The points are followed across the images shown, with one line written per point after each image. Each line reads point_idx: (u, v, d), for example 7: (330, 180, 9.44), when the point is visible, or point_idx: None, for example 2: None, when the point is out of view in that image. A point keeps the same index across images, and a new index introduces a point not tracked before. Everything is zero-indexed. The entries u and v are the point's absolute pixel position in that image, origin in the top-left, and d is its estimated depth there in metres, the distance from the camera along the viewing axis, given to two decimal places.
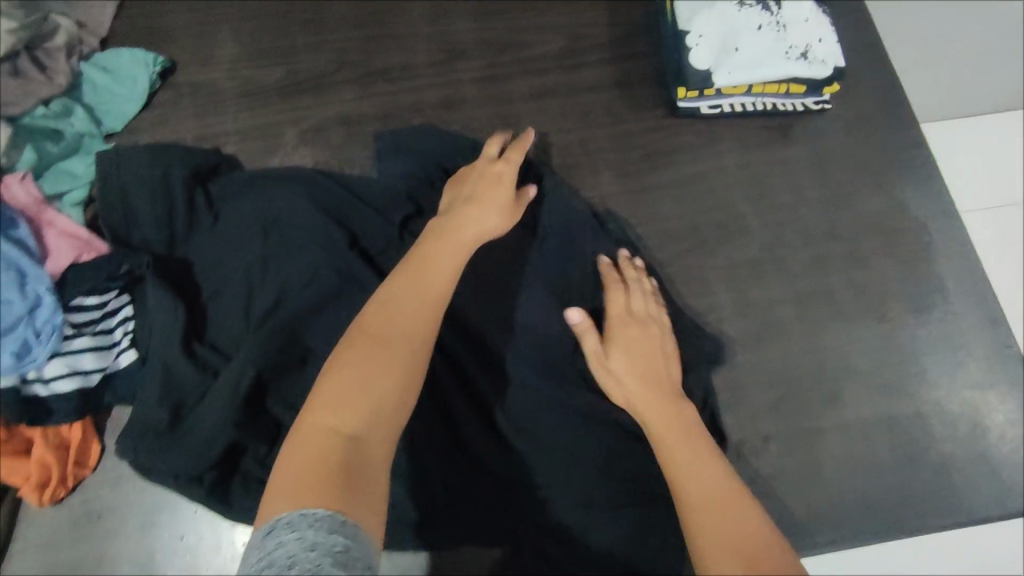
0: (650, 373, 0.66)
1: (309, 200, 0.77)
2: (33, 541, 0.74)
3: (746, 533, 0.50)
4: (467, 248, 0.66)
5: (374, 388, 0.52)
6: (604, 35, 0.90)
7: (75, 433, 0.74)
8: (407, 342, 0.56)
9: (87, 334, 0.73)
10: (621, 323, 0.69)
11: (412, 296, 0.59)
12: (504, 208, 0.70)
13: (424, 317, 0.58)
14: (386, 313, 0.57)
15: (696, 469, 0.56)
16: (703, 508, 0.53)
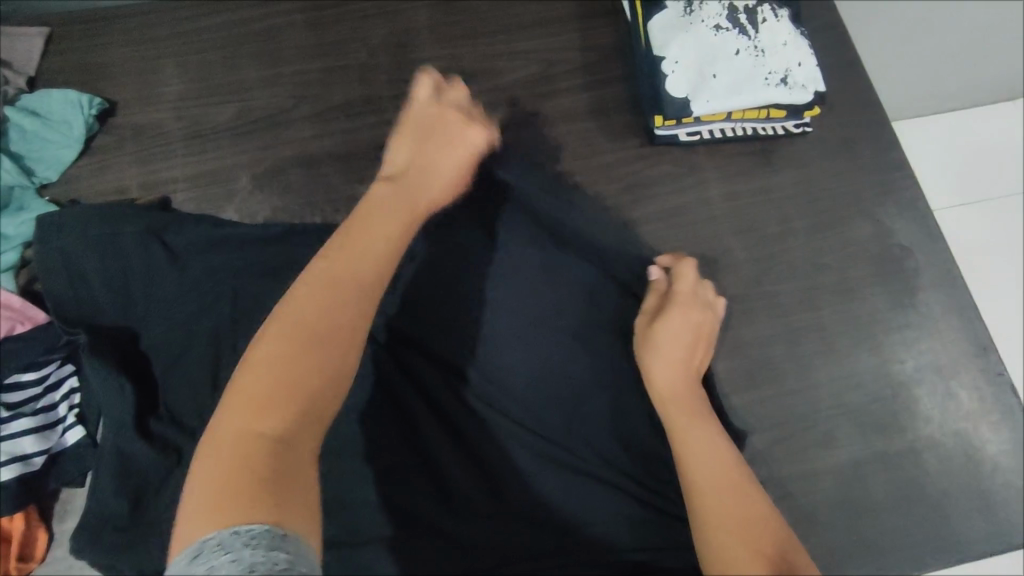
0: (692, 351, 0.69)
1: (280, 259, 0.73)
2: None
3: (751, 524, 0.54)
4: (402, 227, 0.62)
5: (307, 385, 0.49)
6: (576, 60, 0.86)
7: (16, 525, 0.65)
8: (341, 330, 0.52)
9: (26, 413, 0.66)
10: (684, 296, 0.71)
11: (349, 280, 0.55)
12: (460, 179, 0.72)
13: (360, 304, 0.54)
14: (315, 299, 0.53)
15: (715, 467, 0.59)
16: (704, 481, 0.58)
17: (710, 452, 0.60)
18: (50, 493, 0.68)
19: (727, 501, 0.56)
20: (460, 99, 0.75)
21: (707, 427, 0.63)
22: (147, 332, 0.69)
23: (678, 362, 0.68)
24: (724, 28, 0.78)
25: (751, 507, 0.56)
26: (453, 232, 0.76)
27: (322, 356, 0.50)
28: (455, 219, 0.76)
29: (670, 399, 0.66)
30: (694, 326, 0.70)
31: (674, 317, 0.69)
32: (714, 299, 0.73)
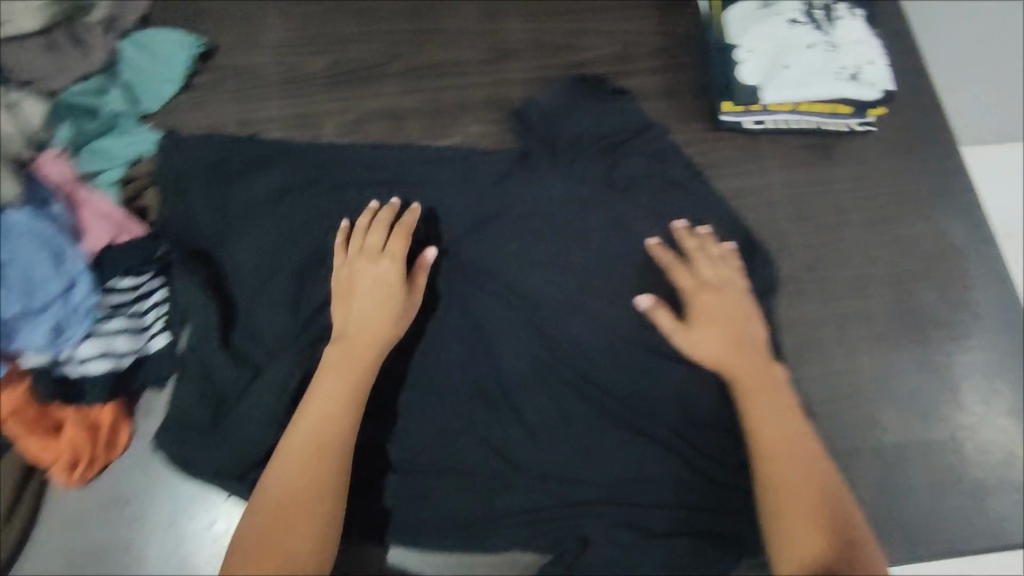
0: (736, 340, 0.67)
1: (362, 199, 0.78)
2: (58, 525, 0.69)
3: (821, 508, 0.57)
4: (359, 377, 0.64)
5: (284, 545, 0.55)
6: (654, 44, 0.90)
7: (106, 415, 0.70)
8: (317, 495, 0.58)
9: (120, 315, 0.71)
10: (697, 293, 0.70)
11: (315, 440, 0.60)
12: (394, 306, 0.68)
13: (327, 461, 0.60)
14: (284, 469, 0.59)
15: (792, 445, 0.61)
16: (775, 460, 0.60)
17: (788, 428, 0.62)
18: (136, 391, 0.73)
19: (801, 485, 0.58)
20: (370, 236, 0.71)
21: (784, 404, 0.63)
22: (236, 258, 0.75)
23: (721, 336, 0.67)
24: (799, 22, 0.82)
25: (825, 491, 0.58)
26: (524, 191, 0.80)
27: (300, 518, 0.57)
28: (528, 177, 0.80)
29: (732, 364, 0.66)
30: (721, 300, 0.69)
31: (699, 311, 0.69)
32: (726, 271, 0.71)
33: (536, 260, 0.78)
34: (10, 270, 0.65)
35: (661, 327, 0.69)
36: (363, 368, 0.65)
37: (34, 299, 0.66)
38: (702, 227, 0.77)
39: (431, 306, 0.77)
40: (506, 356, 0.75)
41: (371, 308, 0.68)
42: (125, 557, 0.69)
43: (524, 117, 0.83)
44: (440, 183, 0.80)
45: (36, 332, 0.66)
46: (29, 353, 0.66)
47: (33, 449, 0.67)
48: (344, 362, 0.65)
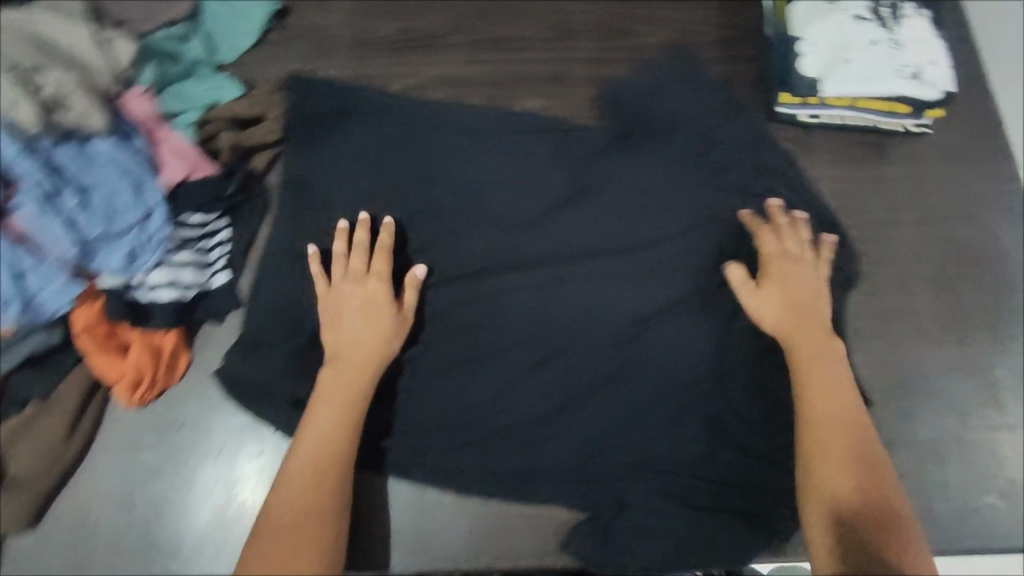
0: (803, 308, 0.72)
1: (428, 158, 0.83)
2: (118, 443, 0.73)
3: (860, 467, 0.62)
4: (355, 400, 0.68)
5: (296, 559, 0.59)
6: (711, 35, 0.93)
7: (168, 341, 0.74)
8: (322, 511, 0.63)
9: (189, 250, 0.75)
10: (776, 261, 0.75)
11: (315, 462, 0.65)
12: (386, 326, 0.72)
13: (331, 477, 0.64)
14: (287, 491, 0.63)
15: (840, 408, 0.65)
16: (827, 415, 0.65)
17: (838, 391, 0.66)
18: (195, 324, 0.76)
19: (846, 443, 0.63)
20: (353, 261, 0.74)
21: (841, 373, 0.68)
22: (307, 207, 0.81)
23: (791, 304, 0.72)
24: (864, 19, 0.83)
25: (865, 452, 0.63)
26: (580, 165, 0.84)
27: (309, 532, 0.61)
28: (579, 150, 0.85)
29: (792, 331, 0.71)
30: (800, 274, 0.74)
31: (774, 277, 0.74)
32: (804, 251, 0.76)
33: (588, 230, 0.81)
34: (94, 195, 0.69)
35: (733, 283, 0.75)
36: (358, 390, 0.69)
37: (115, 224, 0.69)
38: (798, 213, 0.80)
39: (486, 267, 0.80)
40: (553, 321, 0.77)
41: (363, 332, 0.71)
42: (179, 478, 0.73)
43: (597, 97, 0.90)
44: (501, 150, 0.84)
45: (114, 255, 0.69)
46: (105, 274, 0.69)
47: (100, 367, 0.70)
48: (337, 386, 0.69)
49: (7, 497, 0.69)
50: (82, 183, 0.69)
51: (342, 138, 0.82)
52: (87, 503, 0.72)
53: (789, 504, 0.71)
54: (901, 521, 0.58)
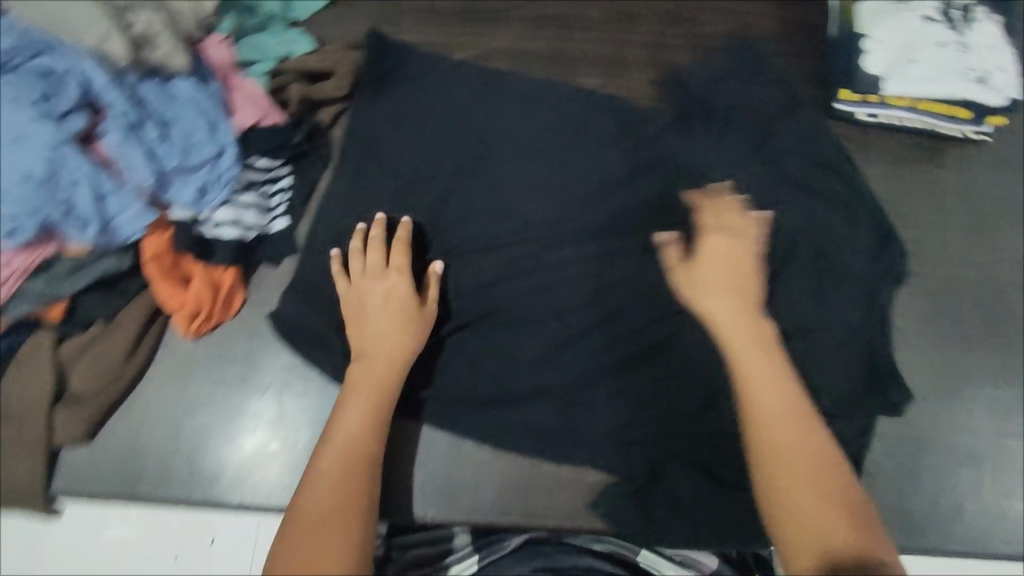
0: (742, 290, 0.69)
1: (488, 128, 0.87)
2: (172, 370, 0.77)
3: (815, 468, 0.58)
4: (384, 396, 0.68)
5: (333, 552, 0.56)
6: (773, 27, 0.94)
7: (226, 278, 0.77)
8: (355, 505, 0.60)
9: (253, 192, 0.78)
10: (712, 237, 0.73)
11: (346, 458, 0.63)
12: (407, 318, 0.72)
13: (364, 471, 0.63)
14: (319, 486, 0.61)
15: (784, 398, 0.62)
16: (767, 414, 0.61)
17: (776, 385, 0.63)
18: (252, 265, 0.80)
19: (795, 443, 0.59)
20: (370, 257, 0.74)
21: (777, 362, 0.65)
22: (369, 167, 0.84)
23: (725, 280, 0.70)
24: (933, 20, 0.83)
25: (824, 451, 0.59)
26: (634, 147, 0.87)
27: (344, 525, 0.58)
28: (631, 132, 0.87)
29: (727, 317, 0.68)
30: (729, 245, 0.72)
31: (709, 256, 0.71)
32: (750, 227, 0.74)
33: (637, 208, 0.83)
34: (173, 129, 0.72)
35: (670, 265, 0.75)
36: (386, 387, 0.69)
37: (189, 159, 0.72)
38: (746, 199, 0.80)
39: (536, 236, 0.82)
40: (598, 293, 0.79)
41: (387, 328, 0.71)
42: (227, 409, 0.76)
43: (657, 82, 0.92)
44: (557, 127, 0.88)
45: (186, 188, 0.72)
46: (176, 206, 0.73)
47: (163, 295, 0.73)
48: (364, 387, 0.69)
49: (70, 411, 0.73)
50: (163, 118, 0.73)
51: (413, 102, 0.87)
52: (141, 425, 0.75)
53: None
54: (857, 511, 0.55)
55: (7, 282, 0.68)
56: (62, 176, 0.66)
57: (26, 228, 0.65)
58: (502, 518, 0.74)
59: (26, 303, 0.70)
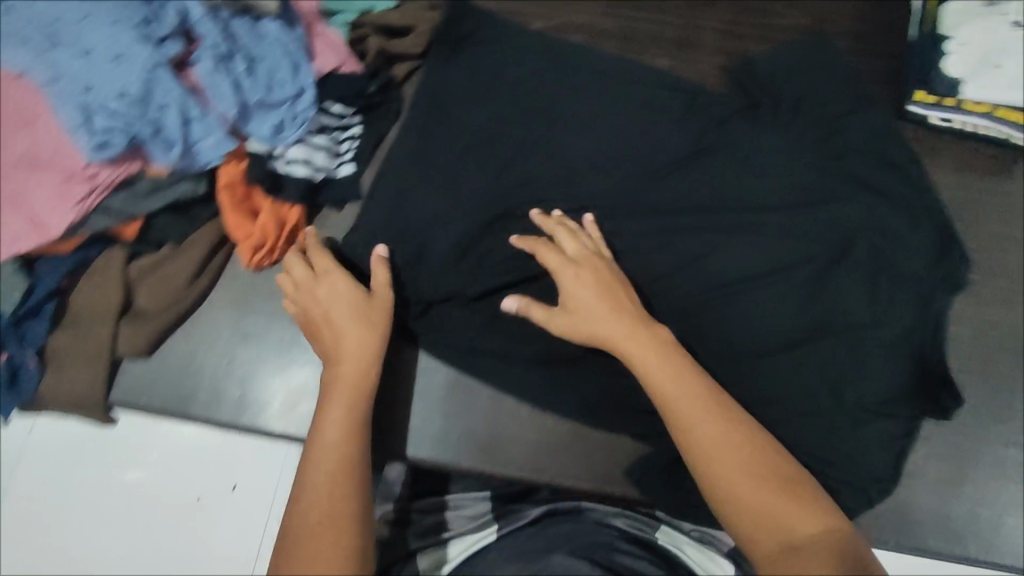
0: (617, 315, 0.71)
1: (555, 98, 0.88)
2: (231, 299, 0.80)
3: (750, 463, 0.62)
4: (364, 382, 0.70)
5: (334, 536, 0.59)
6: (850, 23, 0.93)
7: (292, 215, 0.79)
8: (349, 488, 0.62)
9: (325, 136, 0.80)
10: (567, 272, 0.74)
11: (333, 448, 0.65)
12: (362, 310, 0.73)
13: (351, 455, 0.65)
14: (311, 477, 0.63)
15: (699, 402, 0.65)
16: (685, 421, 0.64)
17: (688, 390, 0.66)
18: (316, 206, 0.82)
19: (721, 443, 0.63)
20: (297, 270, 0.75)
21: (683, 368, 0.67)
22: (434, 123, 0.86)
23: (601, 312, 0.71)
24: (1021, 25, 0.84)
25: (749, 441, 0.63)
26: (700, 129, 0.87)
27: (341, 506, 0.61)
28: (697, 114, 0.87)
29: (621, 347, 0.70)
30: (587, 279, 0.74)
31: (579, 295, 0.73)
32: (586, 245, 0.77)
33: (696, 193, 0.84)
34: (259, 65, 0.75)
35: (537, 320, 0.74)
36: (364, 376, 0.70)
37: (271, 95, 0.75)
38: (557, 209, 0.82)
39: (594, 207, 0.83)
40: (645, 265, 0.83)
41: (348, 325, 0.72)
42: (280, 342, 0.79)
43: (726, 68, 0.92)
44: (623, 102, 0.88)
45: (264, 123, 0.75)
46: (254, 139, 0.75)
47: (233, 223, 0.76)
48: (343, 378, 0.69)
49: (134, 325, 0.76)
50: (251, 53, 0.75)
51: (484, 67, 0.89)
52: (198, 348, 0.78)
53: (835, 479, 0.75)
54: (794, 491, 0.61)
55: (91, 194, 0.70)
56: (154, 97, 0.69)
57: (117, 142, 0.68)
58: (535, 476, 0.77)
59: (105, 218, 0.73)
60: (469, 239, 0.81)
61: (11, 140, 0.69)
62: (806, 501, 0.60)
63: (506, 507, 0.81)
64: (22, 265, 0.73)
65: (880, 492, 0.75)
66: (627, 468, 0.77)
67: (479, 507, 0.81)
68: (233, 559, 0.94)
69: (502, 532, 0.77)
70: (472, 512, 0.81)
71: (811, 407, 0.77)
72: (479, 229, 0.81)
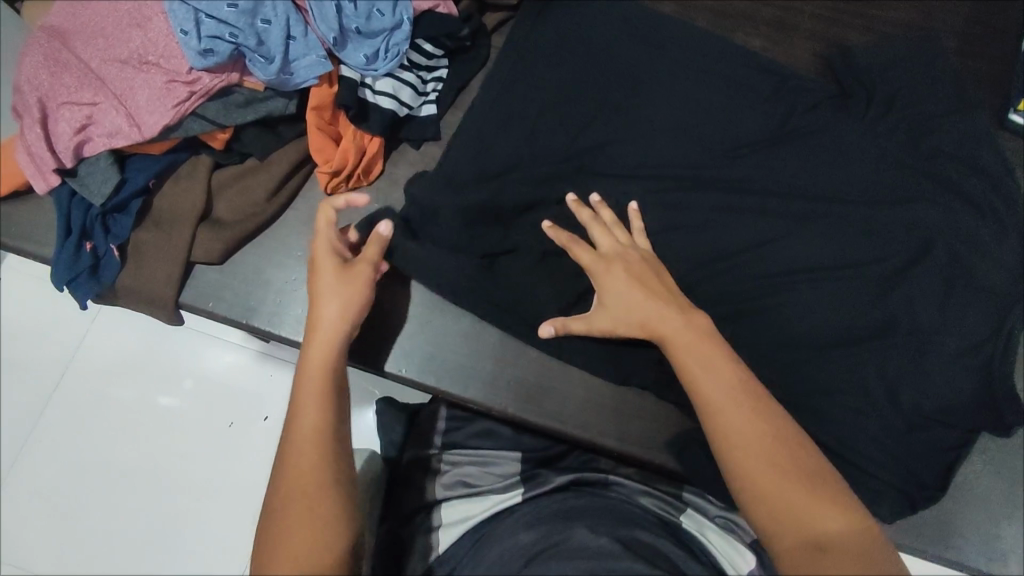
0: (647, 297, 0.68)
1: (640, 62, 0.87)
2: (301, 222, 0.82)
3: (776, 454, 0.57)
4: (331, 353, 0.64)
5: (300, 511, 0.54)
6: (958, 24, 0.90)
7: (373, 147, 0.81)
8: (315, 461, 0.57)
9: (413, 73, 0.82)
10: (598, 270, 0.72)
11: (295, 425, 0.59)
12: (338, 282, 0.67)
13: (313, 430, 0.59)
14: (281, 459, 0.58)
15: (724, 387, 0.61)
16: (709, 406, 0.60)
17: (713, 364, 0.63)
18: (395, 140, 0.84)
19: (739, 428, 0.58)
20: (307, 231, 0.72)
21: (711, 352, 0.64)
22: (516, 74, 0.86)
23: (636, 303, 0.68)
24: None
25: (775, 432, 0.58)
26: (784, 110, 0.84)
27: (307, 480, 0.56)
28: (785, 96, 0.85)
29: (655, 331, 0.67)
30: (622, 271, 0.71)
31: (612, 295, 0.70)
32: (625, 242, 0.74)
33: (773, 176, 0.82)
34: None
35: (576, 331, 0.71)
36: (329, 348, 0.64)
37: (370, 24, 0.76)
38: (597, 194, 0.78)
39: (666, 175, 0.82)
40: (715, 241, 0.80)
41: (319, 299, 0.67)
42: None
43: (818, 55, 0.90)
44: (710, 75, 0.87)
45: (358, 52, 0.76)
46: (347, 66, 0.77)
47: (317, 147, 0.78)
48: (308, 356, 0.64)
49: (212, 231, 0.79)
50: None
51: (573, 25, 0.89)
52: (268, 262, 0.81)
53: (885, 482, 0.73)
54: (814, 480, 0.56)
55: (189, 98, 0.73)
56: (261, 11, 0.72)
57: (220, 49, 0.71)
58: (572, 432, 0.78)
59: (197, 123, 0.75)
60: (539, 191, 0.82)
61: (126, 37, 0.74)
62: (830, 505, 0.54)
63: (534, 470, 0.75)
64: (114, 159, 0.76)
65: (926, 500, 0.73)
66: (667, 438, 0.77)
67: (508, 468, 0.76)
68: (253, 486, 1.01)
69: (528, 494, 0.70)
70: (502, 472, 0.76)
71: (871, 403, 0.75)
72: (550, 183, 0.82)
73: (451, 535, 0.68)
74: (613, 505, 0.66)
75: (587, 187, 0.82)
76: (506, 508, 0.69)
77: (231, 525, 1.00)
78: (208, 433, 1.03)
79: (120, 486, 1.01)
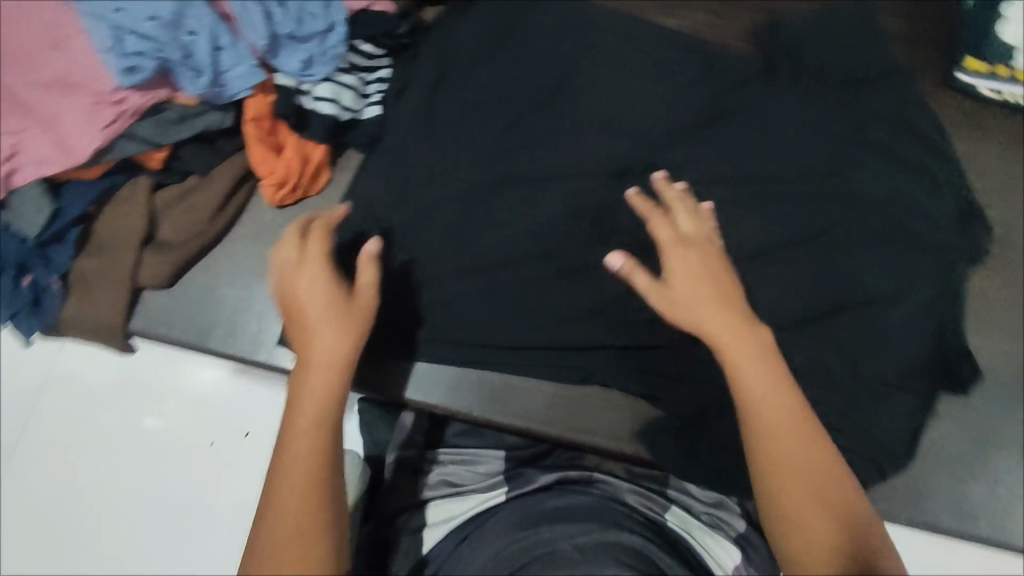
0: (708, 287, 0.65)
1: (582, 42, 0.84)
2: (252, 236, 0.80)
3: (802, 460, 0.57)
4: (332, 380, 0.60)
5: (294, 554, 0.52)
6: None
7: (316, 154, 0.79)
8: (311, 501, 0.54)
9: (353, 75, 0.79)
10: (677, 250, 0.67)
11: (293, 455, 0.56)
12: (336, 308, 0.63)
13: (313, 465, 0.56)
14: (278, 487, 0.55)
15: (775, 392, 0.60)
16: (755, 405, 0.59)
17: (764, 372, 0.60)
18: (340, 146, 0.82)
19: (780, 433, 0.58)
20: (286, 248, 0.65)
21: (761, 354, 0.62)
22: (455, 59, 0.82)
23: (703, 297, 0.64)
24: None
25: (808, 444, 0.58)
26: (733, 82, 0.82)
27: (302, 520, 0.53)
28: (733, 68, 0.83)
29: (721, 332, 0.63)
30: (695, 258, 0.66)
31: (677, 280, 0.65)
32: (711, 231, 0.69)
33: (725, 151, 0.80)
34: None
35: (638, 288, 0.67)
36: (329, 375, 0.60)
37: (302, 28, 0.74)
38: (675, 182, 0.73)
39: (618, 156, 0.80)
40: None
41: (314, 325, 0.62)
42: None
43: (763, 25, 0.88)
44: (655, 51, 0.84)
45: (293, 58, 0.74)
46: (282, 73, 0.75)
47: (258, 158, 0.76)
48: (308, 383, 0.60)
49: (158, 255, 0.77)
50: None
51: None
52: (223, 279, 0.79)
53: (855, 450, 0.73)
54: (834, 494, 0.56)
55: (119, 119, 0.70)
56: (185, 22, 0.69)
57: (146, 65, 0.68)
58: (543, 429, 0.77)
59: (131, 143, 0.72)
60: (488, 183, 0.78)
61: (46, 60, 0.70)
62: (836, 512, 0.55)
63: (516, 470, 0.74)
64: (47, 186, 0.73)
65: (893, 464, 0.74)
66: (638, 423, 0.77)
67: (493, 467, 0.75)
68: (245, 503, 0.94)
69: (512, 494, 0.69)
70: (485, 471, 0.75)
71: (835, 375, 0.75)
72: (500, 175, 0.79)
73: (434, 536, 0.67)
74: (599, 506, 0.64)
75: (538, 175, 0.79)
76: (491, 508, 0.68)
77: (235, 540, 0.93)
78: (190, 453, 0.95)
79: (105, 520, 0.93)
